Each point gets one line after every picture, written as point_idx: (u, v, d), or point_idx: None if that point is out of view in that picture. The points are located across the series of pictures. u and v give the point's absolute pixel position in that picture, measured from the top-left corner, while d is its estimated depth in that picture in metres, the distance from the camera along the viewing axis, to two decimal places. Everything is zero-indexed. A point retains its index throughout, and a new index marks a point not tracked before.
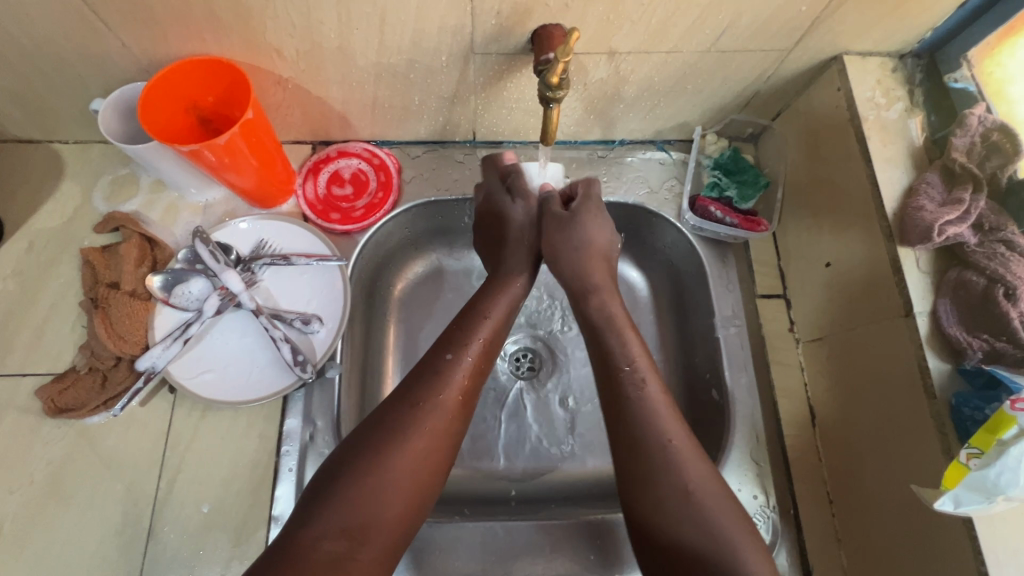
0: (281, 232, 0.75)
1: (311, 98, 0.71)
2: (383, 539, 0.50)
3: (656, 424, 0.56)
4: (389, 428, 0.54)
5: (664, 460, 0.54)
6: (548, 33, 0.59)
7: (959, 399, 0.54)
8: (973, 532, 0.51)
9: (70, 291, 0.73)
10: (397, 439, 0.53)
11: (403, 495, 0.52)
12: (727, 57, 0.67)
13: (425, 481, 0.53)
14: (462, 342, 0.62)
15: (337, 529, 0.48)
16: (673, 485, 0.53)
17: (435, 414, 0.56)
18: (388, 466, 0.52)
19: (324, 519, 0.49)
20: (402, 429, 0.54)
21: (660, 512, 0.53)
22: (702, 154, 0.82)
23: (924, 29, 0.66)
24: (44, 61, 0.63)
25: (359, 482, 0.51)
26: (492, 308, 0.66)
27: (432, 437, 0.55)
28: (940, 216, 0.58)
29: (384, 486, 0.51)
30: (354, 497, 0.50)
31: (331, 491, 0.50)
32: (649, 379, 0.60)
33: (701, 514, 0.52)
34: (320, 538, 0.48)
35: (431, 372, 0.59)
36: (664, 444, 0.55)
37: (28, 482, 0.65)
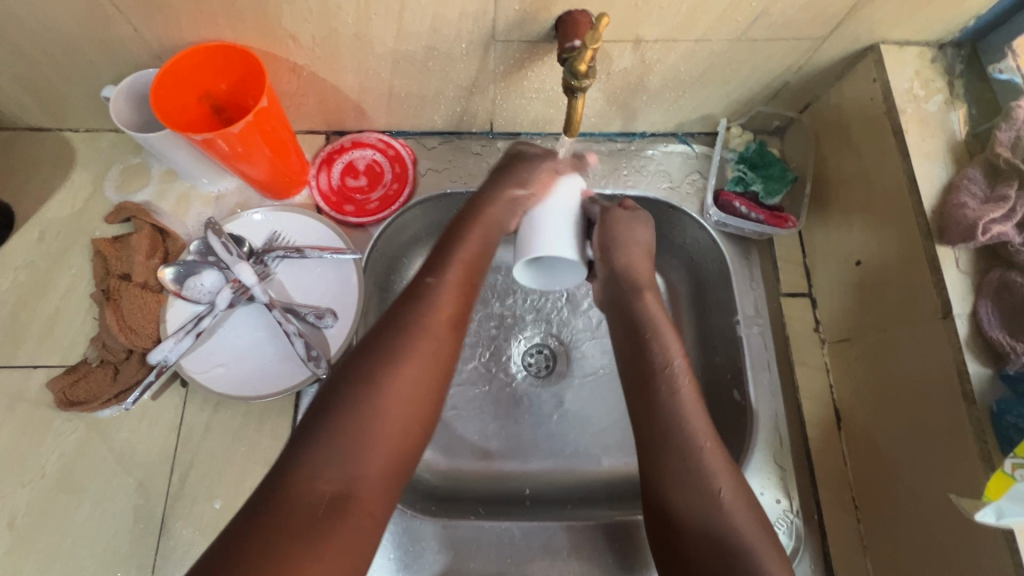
0: (294, 224, 0.73)
1: (326, 86, 0.69)
2: (383, 471, 0.48)
3: (685, 431, 0.56)
4: (375, 354, 0.52)
5: (691, 463, 0.55)
6: (574, 19, 0.57)
7: (1002, 406, 0.52)
8: (1014, 545, 0.49)
9: (81, 283, 0.72)
10: (386, 363, 0.52)
11: (398, 420, 0.50)
12: (758, 46, 0.64)
13: (420, 405, 0.52)
14: (441, 266, 0.60)
15: (334, 467, 0.46)
16: (700, 488, 0.53)
17: (420, 339, 0.54)
18: (378, 391, 0.50)
19: (316, 453, 0.46)
20: (388, 352, 0.52)
21: (683, 516, 0.53)
22: (726, 147, 0.79)
23: (967, 18, 0.63)
24: (55, 45, 0.61)
25: (350, 410, 0.49)
26: (469, 232, 0.63)
27: (421, 361, 0.53)
28: (983, 213, 0.56)
29: (379, 411, 0.49)
30: (344, 425, 0.48)
31: (323, 424, 0.48)
32: (684, 378, 0.60)
33: (728, 520, 0.52)
34: (317, 477, 0.46)
35: (414, 297, 0.57)
36: (696, 447, 0.55)
37: (40, 476, 0.65)
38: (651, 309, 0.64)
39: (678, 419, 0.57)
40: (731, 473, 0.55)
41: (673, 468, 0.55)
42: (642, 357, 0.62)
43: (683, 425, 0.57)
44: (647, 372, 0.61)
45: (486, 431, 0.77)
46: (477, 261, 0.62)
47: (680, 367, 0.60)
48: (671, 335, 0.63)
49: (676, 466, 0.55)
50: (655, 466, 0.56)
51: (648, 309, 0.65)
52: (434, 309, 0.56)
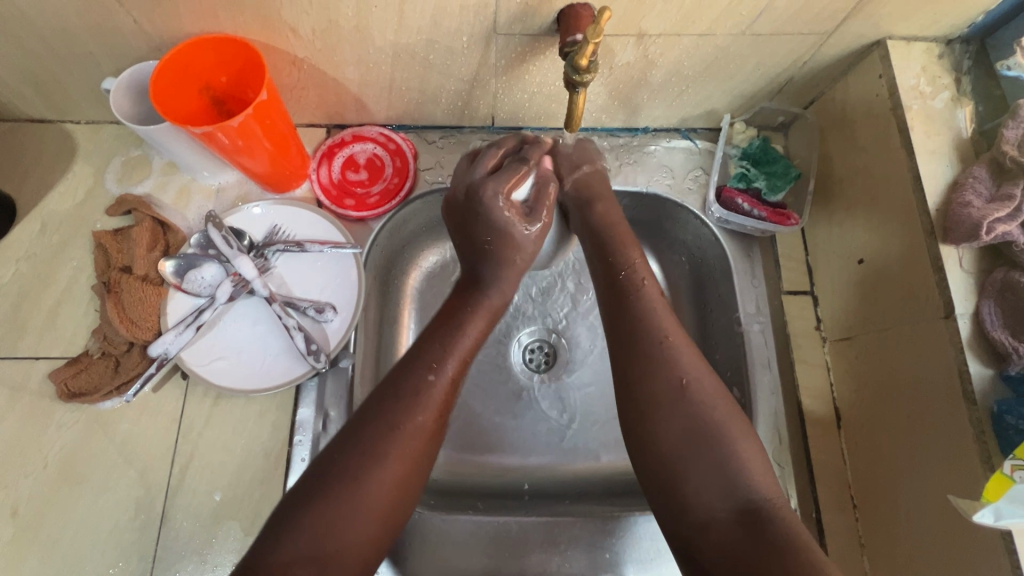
0: (294, 218, 0.73)
1: (327, 79, 0.68)
2: (357, 561, 0.48)
3: (652, 322, 0.59)
4: (362, 449, 0.50)
5: (656, 353, 0.57)
6: (575, 13, 0.56)
7: (1003, 407, 0.52)
8: (1012, 545, 0.49)
9: (82, 275, 0.72)
10: (375, 462, 0.50)
11: (376, 520, 0.49)
12: (762, 41, 0.64)
13: (399, 504, 0.51)
14: (441, 359, 0.57)
15: (306, 554, 0.46)
16: (666, 374, 0.55)
17: (411, 426, 0.52)
18: (363, 489, 0.49)
19: (295, 544, 0.46)
20: (378, 453, 0.50)
21: (658, 414, 0.54)
22: (729, 143, 0.79)
23: (976, 13, 0.62)
24: (55, 38, 0.61)
25: (335, 506, 0.47)
26: (470, 321, 0.61)
27: (405, 462, 0.51)
28: (988, 213, 0.55)
29: (359, 511, 0.48)
30: (328, 519, 0.47)
31: (305, 510, 0.47)
32: (653, 292, 0.62)
33: (695, 407, 0.54)
34: (291, 564, 0.45)
35: (410, 392, 0.54)
36: (659, 340, 0.57)
37: (42, 466, 0.65)
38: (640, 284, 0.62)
39: (645, 327, 0.59)
40: (699, 364, 0.57)
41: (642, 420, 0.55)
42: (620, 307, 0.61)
43: (649, 320, 0.59)
44: (624, 337, 0.59)
45: (487, 427, 0.78)
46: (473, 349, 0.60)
47: (642, 267, 0.64)
48: (638, 256, 0.65)
49: (645, 388, 0.55)
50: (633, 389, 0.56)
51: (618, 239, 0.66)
52: (429, 408, 0.54)
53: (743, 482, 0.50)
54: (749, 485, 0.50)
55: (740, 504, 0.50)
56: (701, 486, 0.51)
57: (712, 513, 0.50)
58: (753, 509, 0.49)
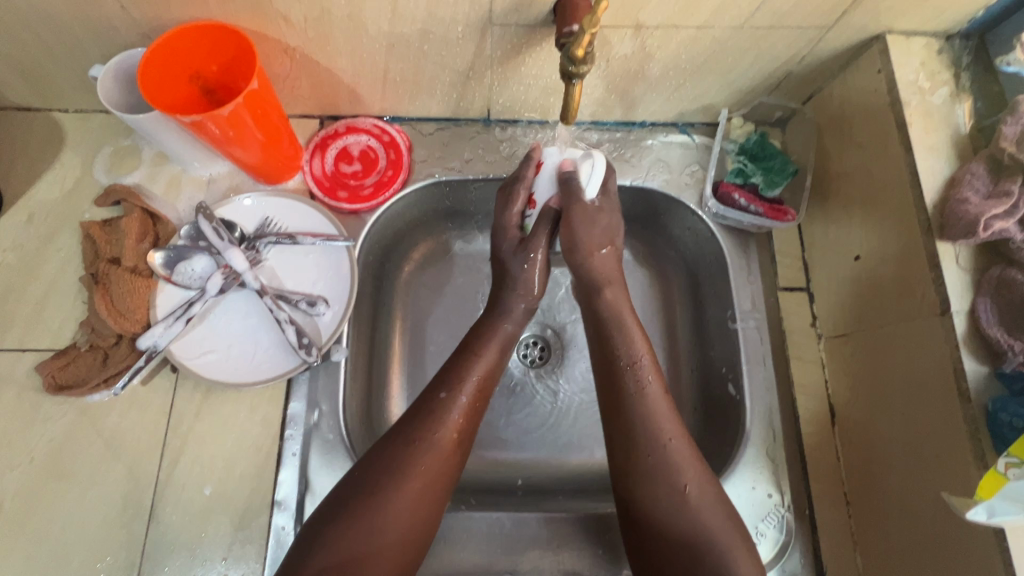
0: (286, 209, 0.72)
1: (319, 69, 0.67)
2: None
3: (650, 424, 0.58)
4: (379, 475, 0.53)
5: (660, 459, 0.56)
6: (572, 3, 0.55)
7: (997, 404, 0.52)
8: (1004, 542, 0.49)
9: (70, 266, 0.71)
10: (393, 480, 0.53)
11: (398, 537, 0.52)
12: (761, 35, 0.63)
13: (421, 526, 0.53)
14: (456, 380, 0.60)
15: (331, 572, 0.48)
16: (667, 481, 0.55)
17: (425, 456, 0.55)
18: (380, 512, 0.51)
19: (310, 572, 0.48)
20: (394, 468, 0.53)
21: (644, 487, 0.55)
22: (726, 138, 0.78)
23: (976, 8, 0.62)
24: (41, 23, 0.60)
25: (352, 523, 0.50)
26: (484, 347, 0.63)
27: (427, 479, 0.54)
28: (986, 209, 0.55)
29: (378, 530, 0.51)
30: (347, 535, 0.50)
31: (327, 531, 0.50)
32: (651, 378, 0.60)
33: (692, 523, 0.54)
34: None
35: (424, 412, 0.57)
36: (662, 443, 0.57)
37: (29, 460, 0.64)
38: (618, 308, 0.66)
39: (650, 424, 0.58)
40: (699, 467, 0.56)
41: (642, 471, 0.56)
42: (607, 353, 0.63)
43: (650, 424, 0.58)
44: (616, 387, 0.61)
45: (480, 422, 0.77)
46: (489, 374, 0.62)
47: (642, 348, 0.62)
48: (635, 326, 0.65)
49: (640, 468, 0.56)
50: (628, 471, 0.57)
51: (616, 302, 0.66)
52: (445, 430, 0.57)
53: None
54: None
55: None
56: None
57: None
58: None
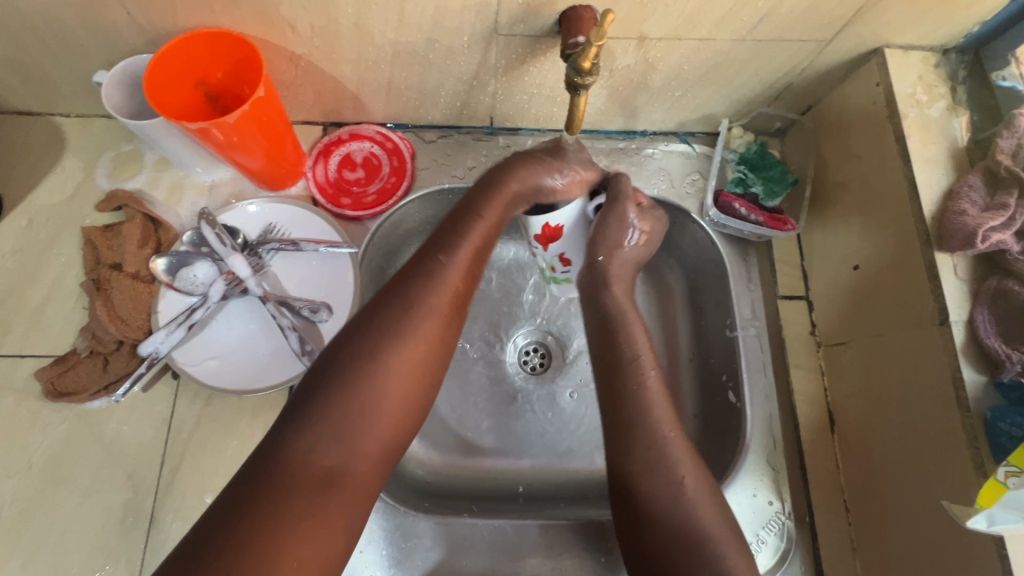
0: (289, 216, 0.72)
1: (324, 77, 0.67)
2: (374, 452, 0.47)
3: (662, 465, 0.55)
4: (377, 338, 0.49)
5: (657, 451, 0.55)
6: (577, 14, 0.56)
7: (996, 413, 0.53)
8: (1004, 551, 0.50)
9: (71, 272, 0.71)
10: (388, 346, 0.48)
11: (394, 404, 0.48)
12: (762, 47, 0.64)
13: (418, 392, 0.50)
14: (451, 243, 0.54)
15: (330, 444, 0.45)
16: (664, 477, 0.54)
17: (424, 318, 0.50)
18: (373, 378, 0.47)
19: (307, 445, 0.44)
20: (391, 331, 0.49)
21: (644, 479, 0.54)
22: (727, 148, 0.79)
23: (972, 23, 0.63)
24: (46, 29, 0.60)
25: (346, 395, 0.46)
26: (485, 206, 0.56)
27: (424, 342, 0.50)
28: (982, 222, 0.56)
29: (377, 398, 0.47)
30: (343, 406, 0.46)
31: (319, 402, 0.46)
32: (651, 372, 0.60)
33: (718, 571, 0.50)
34: (313, 453, 0.44)
35: (422, 272, 0.52)
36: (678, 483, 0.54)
37: (28, 467, 0.64)
38: (622, 304, 0.62)
39: (662, 466, 0.55)
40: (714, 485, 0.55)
41: (640, 462, 0.55)
42: (610, 350, 0.61)
43: (664, 465, 0.55)
44: (615, 360, 0.60)
45: (483, 431, 0.77)
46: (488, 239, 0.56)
47: (647, 358, 0.60)
48: (639, 328, 0.62)
49: (649, 486, 0.54)
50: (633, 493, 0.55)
51: (618, 304, 0.62)
52: (439, 297, 0.51)
53: None
54: None
55: None
56: None
57: None
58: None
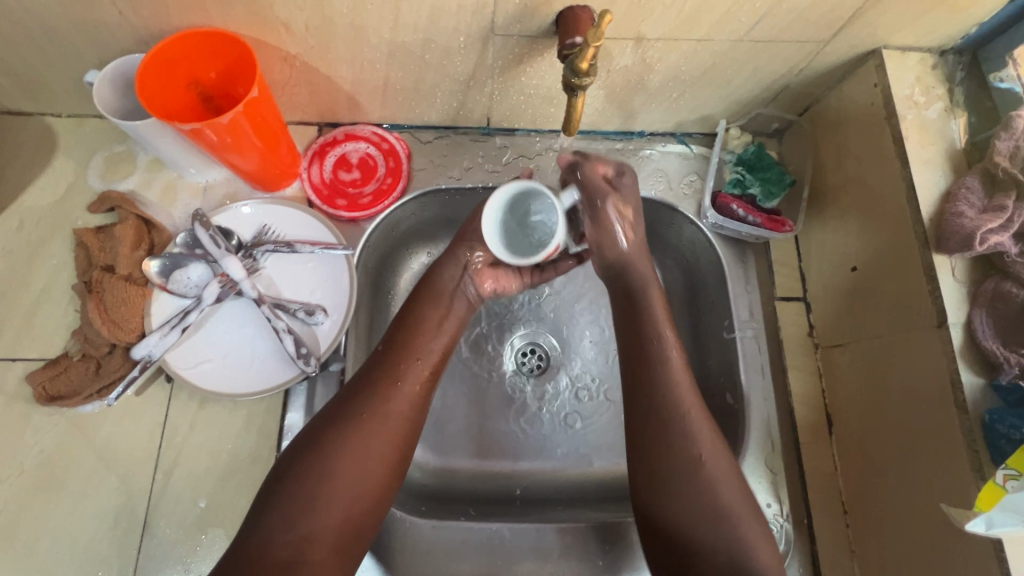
0: (284, 217, 0.72)
1: (319, 77, 0.67)
2: (332, 541, 0.49)
3: (679, 437, 0.55)
4: (333, 428, 0.53)
5: (677, 423, 0.55)
6: (574, 15, 0.55)
7: (994, 416, 0.52)
8: (1002, 553, 0.50)
9: (62, 274, 0.70)
10: (342, 437, 0.52)
11: (349, 492, 0.51)
12: (759, 48, 0.64)
13: (374, 487, 0.52)
14: (402, 338, 0.60)
15: (285, 531, 0.48)
16: (684, 450, 0.54)
17: (378, 406, 0.55)
18: (328, 467, 0.51)
19: (265, 538, 0.48)
20: (346, 423, 0.53)
21: (662, 454, 0.55)
22: (724, 148, 0.79)
23: (970, 25, 0.63)
24: (36, 28, 0.59)
25: (301, 482, 0.50)
26: (427, 310, 0.62)
27: (378, 434, 0.53)
28: (981, 223, 0.56)
29: (329, 484, 0.50)
30: (299, 493, 0.49)
31: (278, 495, 0.50)
32: (673, 349, 0.59)
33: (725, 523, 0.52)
34: (270, 542, 0.48)
35: (377, 366, 0.58)
36: (693, 440, 0.55)
37: (19, 472, 0.63)
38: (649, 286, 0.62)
39: (680, 442, 0.55)
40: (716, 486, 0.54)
41: (656, 434, 0.55)
42: (632, 327, 0.61)
43: (683, 437, 0.55)
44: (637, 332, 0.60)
45: (480, 433, 0.77)
46: (440, 335, 0.62)
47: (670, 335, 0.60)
48: (661, 302, 0.62)
49: (668, 460, 0.54)
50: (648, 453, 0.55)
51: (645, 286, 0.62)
52: (398, 389, 0.56)
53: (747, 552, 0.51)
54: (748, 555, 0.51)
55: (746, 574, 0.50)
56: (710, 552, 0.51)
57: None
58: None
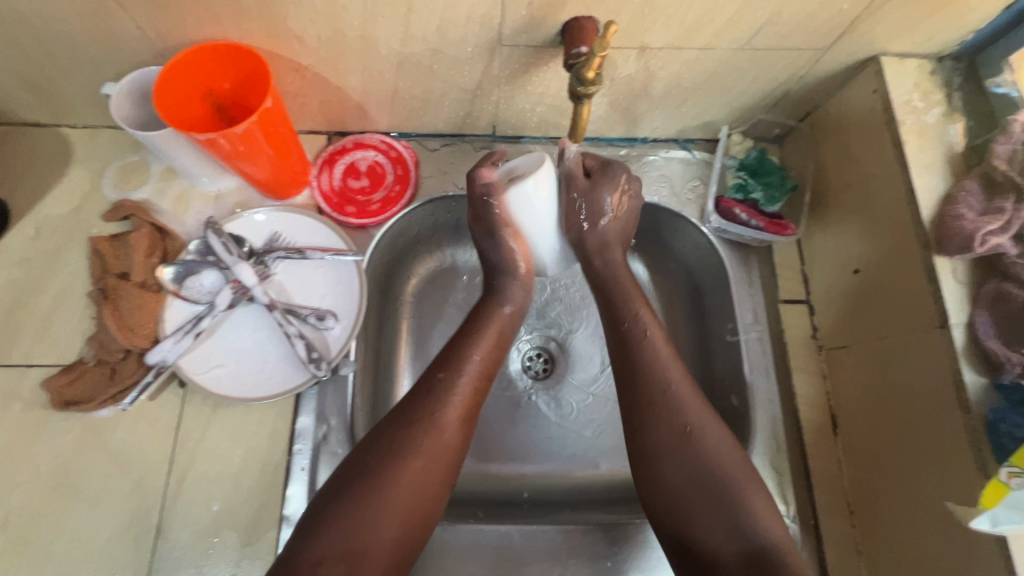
0: (295, 224, 0.73)
1: (329, 87, 0.68)
2: (381, 562, 0.50)
3: (670, 408, 0.57)
4: (386, 452, 0.53)
5: (662, 397, 0.58)
6: (580, 25, 0.57)
7: (997, 414, 0.53)
8: (1006, 551, 0.51)
9: (78, 281, 0.71)
10: (396, 460, 0.52)
11: (402, 516, 0.51)
12: (760, 56, 0.65)
13: (419, 509, 0.53)
14: (456, 363, 0.60)
15: (337, 552, 0.48)
16: (670, 420, 0.57)
17: (431, 434, 0.55)
18: (384, 491, 0.51)
19: (315, 556, 0.48)
20: (398, 449, 0.53)
21: (652, 423, 0.57)
22: (727, 154, 0.80)
23: (967, 32, 0.64)
24: (56, 41, 0.61)
25: (355, 503, 0.50)
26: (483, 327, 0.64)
27: (431, 459, 0.54)
28: (981, 225, 0.57)
29: (381, 509, 0.50)
30: (351, 517, 0.49)
31: (331, 511, 0.50)
32: (651, 323, 0.63)
33: (696, 455, 0.55)
34: (319, 563, 0.47)
35: (425, 390, 0.57)
36: (662, 389, 0.58)
37: (35, 476, 0.64)
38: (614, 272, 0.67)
39: (669, 410, 0.57)
40: None
41: (655, 405, 0.58)
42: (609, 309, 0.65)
43: (671, 405, 0.57)
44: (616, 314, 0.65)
45: (485, 436, 0.77)
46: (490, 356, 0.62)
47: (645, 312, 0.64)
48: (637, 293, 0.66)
49: (661, 426, 0.57)
50: (636, 410, 0.58)
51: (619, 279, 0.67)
52: (449, 410, 0.56)
53: (748, 525, 0.52)
54: (754, 528, 0.52)
55: (749, 548, 0.51)
56: (710, 529, 0.53)
57: (722, 556, 0.52)
58: (762, 553, 0.51)
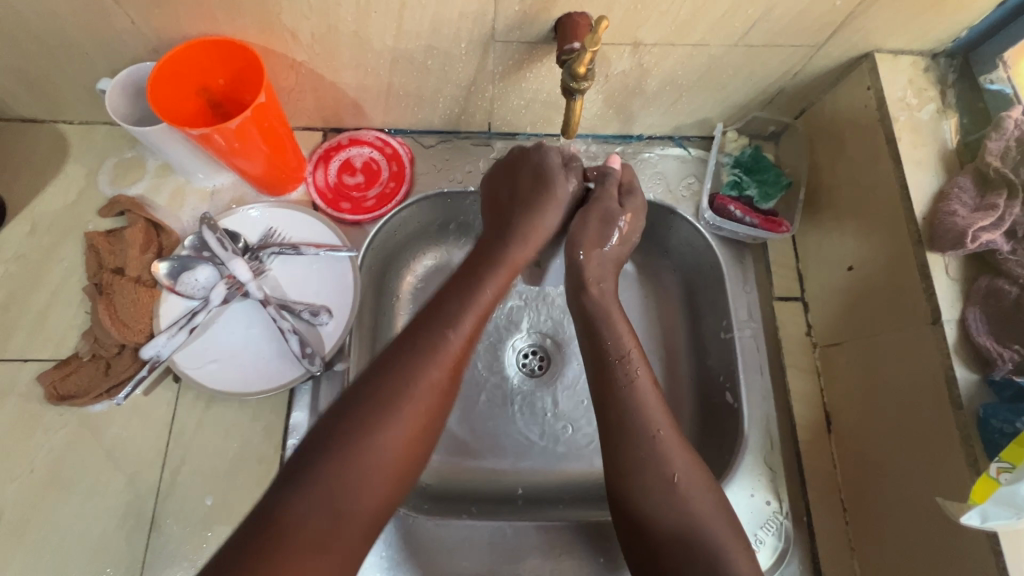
0: (289, 220, 0.73)
1: (324, 83, 0.69)
2: (365, 519, 0.49)
3: (657, 460, 0.55)
4: (380, 402, 0.51)
5: (646, 446, 0.56)
6: (573, 22, 0.57)
7: (988, 411, 0.53)
8: (998, 547, 0.51)
9: (74, 276, 0.71)
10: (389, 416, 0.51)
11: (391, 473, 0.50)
12: (754, 52, 0.65)
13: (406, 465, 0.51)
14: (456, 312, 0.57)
15: (321, 510, 0.46)
16: (655, 471, 0.55)
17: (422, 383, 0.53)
18: (374, 444, 0.50)
19: (298, 511, 0.46)
20: (390, 403, 0.51)
21: (634, 473, 0.55)
22: (722, 151, 0.80)
23: (961, 28, 0.64)
24: (52, 38, 0.61)
25: (344, 459, 0.48)
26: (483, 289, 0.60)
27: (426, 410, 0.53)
28: (973, 222, 0.57)
29: (370, 467, 0.49)
30: (337, 476, 0.48)
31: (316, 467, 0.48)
32: (639, 368, 0.61)
33: (680, 510, 0.53)
34: (303, 519, 0.45)
35: (424, 345, 0.55)
36: (650, 435, 0.57)
37: (29, 470, 0.64)
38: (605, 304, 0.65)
39: (654, 462, 0.55)
40: (704, 484, 0.55)
41: (633, 451, 0.56)
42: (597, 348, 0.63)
43: (656, 455, 0.56)
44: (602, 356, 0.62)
45: (480, 432, 0.77)
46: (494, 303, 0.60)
47: (636, 356, 0.62)
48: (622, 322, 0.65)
49: (642, 480, 0.55)
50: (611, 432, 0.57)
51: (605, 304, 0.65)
52: (443, 361, 0.55)
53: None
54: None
55: None
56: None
57: None
58: None
